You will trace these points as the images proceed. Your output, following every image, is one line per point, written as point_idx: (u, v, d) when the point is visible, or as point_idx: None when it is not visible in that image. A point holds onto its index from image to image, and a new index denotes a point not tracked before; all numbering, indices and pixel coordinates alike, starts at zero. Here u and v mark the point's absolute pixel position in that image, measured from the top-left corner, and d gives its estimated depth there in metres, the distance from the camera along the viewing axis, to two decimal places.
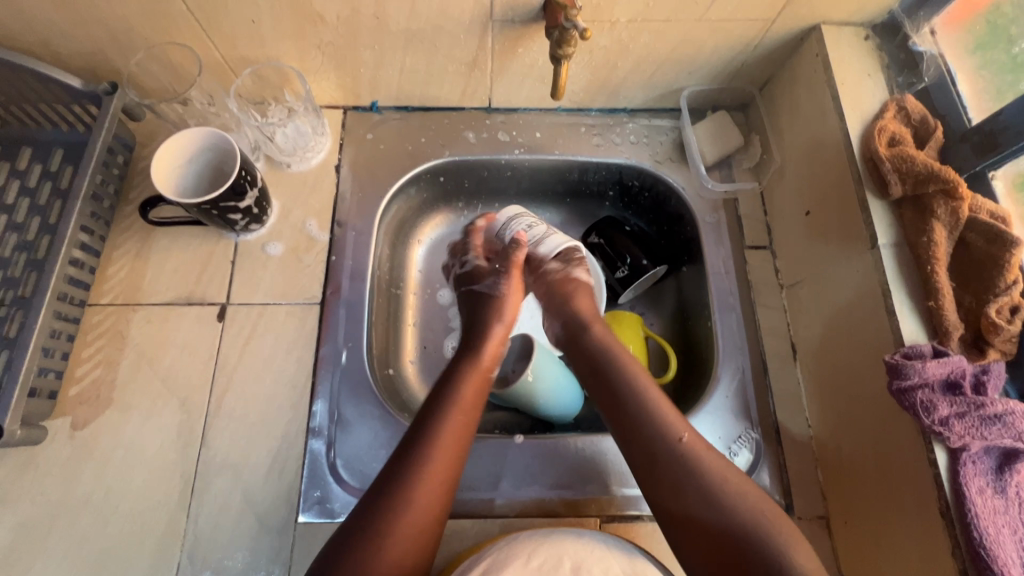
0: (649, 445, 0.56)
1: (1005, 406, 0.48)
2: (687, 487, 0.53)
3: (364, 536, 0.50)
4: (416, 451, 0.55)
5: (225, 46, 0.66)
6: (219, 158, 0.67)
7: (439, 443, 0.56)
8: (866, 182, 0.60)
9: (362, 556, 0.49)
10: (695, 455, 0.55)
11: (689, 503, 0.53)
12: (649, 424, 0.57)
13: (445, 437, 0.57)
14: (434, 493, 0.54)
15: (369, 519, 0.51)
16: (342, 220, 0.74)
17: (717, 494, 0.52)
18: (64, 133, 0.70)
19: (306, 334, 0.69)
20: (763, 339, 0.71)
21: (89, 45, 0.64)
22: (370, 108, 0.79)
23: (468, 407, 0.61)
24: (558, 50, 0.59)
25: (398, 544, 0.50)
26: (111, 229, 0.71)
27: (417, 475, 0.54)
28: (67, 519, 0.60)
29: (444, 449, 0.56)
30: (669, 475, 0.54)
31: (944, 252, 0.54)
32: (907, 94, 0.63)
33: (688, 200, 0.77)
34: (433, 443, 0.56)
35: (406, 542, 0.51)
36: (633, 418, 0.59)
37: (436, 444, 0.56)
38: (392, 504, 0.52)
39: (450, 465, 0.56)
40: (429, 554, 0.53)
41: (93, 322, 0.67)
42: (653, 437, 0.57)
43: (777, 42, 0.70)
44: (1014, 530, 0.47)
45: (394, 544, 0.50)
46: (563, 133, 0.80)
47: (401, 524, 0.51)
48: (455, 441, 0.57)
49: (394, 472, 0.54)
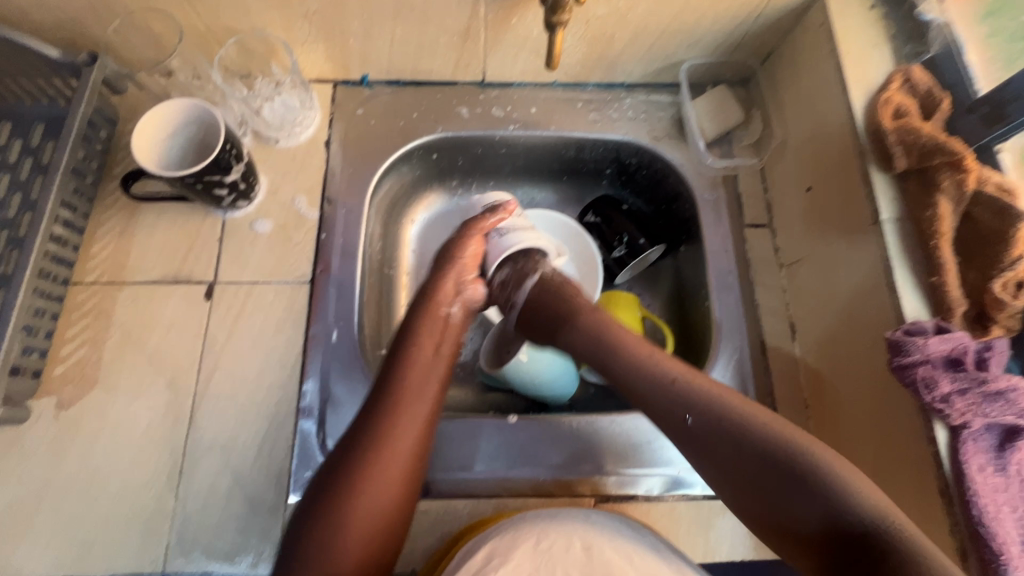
0: (663, 411, 0.55)
1: (1009, 383, 0.46)
2: (708, 434, 0.52)
3: (328, 499, 0.49)
4: (380, 410, 0.54)
5: (208, 14, 0.63)
6: (203, 130, 0.64)
7: (403, 401, 0.55)
8: (869, 156, 0.58)
9: (327, 517, 0.48)
10: (706, 402, 0.53)
11: (719, 454, 0.51)
12: (642, 380, 0.57)
13: (410, 394, 0.55)
14: (402, 452, 0.52)
15: (332, 479, 0.50)
16: (332, 197, 0.72)
17: (746, 435, 0.51)
18: (46, 106, 0.67)
19: (296, 313, 0.67)
20: (761, 319, 0.69)
21: (66, 13, 0.61)
22: (360, 83, 0.77)
23: (434, 363, 0.59)
24: (553, 16, 0.57)
25: (364, 503, 0.49)
26: (95, 206, 0.70)
27: (380, 433, 0.52)
28: (54, 499, 0.59)
29: (410, 406, 0.55)
30: (692, 434, 0.53)
31: (948, 227, 0.53)
32: (913, 65, 0.61)
33: (686, 177, 0.75)
34: (397, 402, 0.54)
35: (373, 500, 0.50)
36: (636, 392, 0.57)
37: (399, 402, 0.54)
38: (355, 464, 0.50)
39: (416, 422, 0.54)
40: (402, 511, 0.52)
41: (77, 301, 0.66)
42: (660, 397, 0.55)
43: (780, 12, 0.68)
44: (1015, 508, 0.46)
45: (359, 503, 0.49)
46: (559, 108, 0.78)
47: (366, 484, 0.50)
48: (421, 399, 0.55)
49: (357, 432, 0.53)
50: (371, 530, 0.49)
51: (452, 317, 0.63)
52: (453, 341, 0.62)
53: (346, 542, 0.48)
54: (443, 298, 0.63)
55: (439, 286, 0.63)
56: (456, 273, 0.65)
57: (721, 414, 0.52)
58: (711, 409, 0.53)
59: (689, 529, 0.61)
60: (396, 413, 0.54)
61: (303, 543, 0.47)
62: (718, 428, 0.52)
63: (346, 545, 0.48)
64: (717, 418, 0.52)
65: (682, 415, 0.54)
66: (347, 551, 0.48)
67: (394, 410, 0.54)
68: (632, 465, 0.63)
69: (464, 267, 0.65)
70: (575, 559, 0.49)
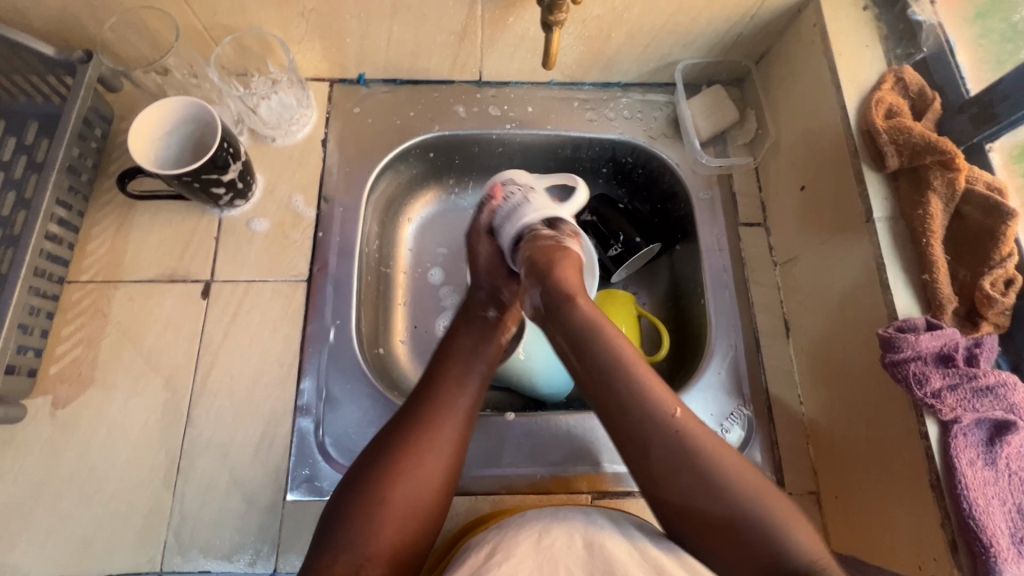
0: (647, 409, 0.52)
1: (997, 378, 0.48)
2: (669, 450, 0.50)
3: (366, 487, 0.51)
4: (421, 405, 0.56)
5: (204, 12, 0.63)
6: (200, 129, 0.64)
7: (444, 396, 0.56)
8: (862, 155, 0.59)
9: (365, 504, 0.50)
10: (669, 414, 0.51)
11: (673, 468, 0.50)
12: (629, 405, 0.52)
13: (454, 390, 0.57)
14: (439, 447, 0.54)
15: (371, 469, 0.52)
16: (329, 196, 0.72)
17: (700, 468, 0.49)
18: (41, 105, 0.66)
19: (293, 312, 0.67)
20: (756, 316, 0.70)
21: (61, 10, 0.61)
22: (357, 81, 0.77)
23: (475, 360, 0.60)
24: (550, 15, 0.58)
25: (401, 493, 0.51)
26: (90, 205, 0.69)
27: (419, 427, 0.54)
28: (50, 498, 0.59)
29: (450, 401, 0.56)
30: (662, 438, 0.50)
31: (939, 225, 0.53)
32: (905, 65, 0.62)
33: (682, 176, 0.76)
34: (437, 397, 0.56)
35: (410, 490, 0.52)
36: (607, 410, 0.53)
37: (442, 398, 0.56)
38: (394, 456, 0.52)
39: (456, 418, 0.56)
40: (436, 506, 0.53)
41: (72, 300, 0.66)
42: (646, 398, 0.52)
43: (774, 13, 0.68)
44: (1003, 501, 0.47)
45: (397, 492, 0.51)
46: (555, 108, 0.78)
47: (404, 475, 0.52)
48: (460, 395, 0.57)
49: (398, 426, 0.55)
50: (406, 519, 0.51)
51: (490, 319, 0.64)
52: (494, 340, 0.62)
53: (382, 529, 0.50)
54: (478, 304, 0.65)
55: (474, 293, 0.66)
56: (486, 277, 0.66)
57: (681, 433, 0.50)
58: (677, 427, 0.51)
59: None
60: (436, 407, 0.56)
61: (341, 526, 0.50)
62: (682, 446, 0.50)
63: (382, 532, 0.50)
64: (679, 435, 0.50)
65: (671, 409, 0.51)
66: (382, 537, 0.50)
67: (435, 405, 0.56)
68: None
69: (489, 272, 0.67)
70: (576, 555, 0.49)
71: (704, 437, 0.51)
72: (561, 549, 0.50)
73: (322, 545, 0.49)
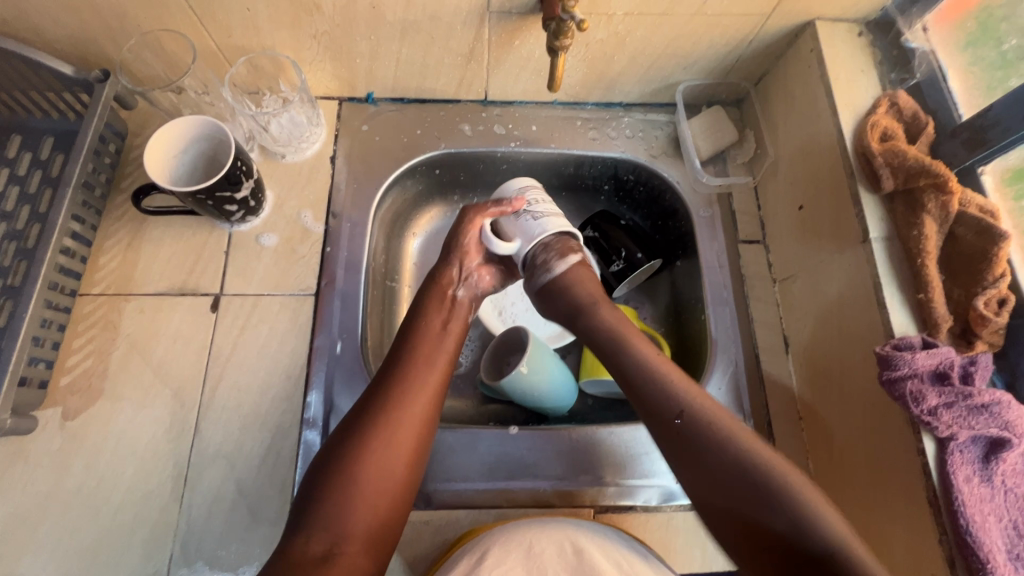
0: (662, 411, 0.54)
1: (992, 397, 0.49)
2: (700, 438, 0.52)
3: (336, 468, 0.52)
4: (388, 387, 0.57)
5: (220, 34, 0.65)
6: (212, 146, 0.66)
7: (414, 378, 0.58)
8: (858, 177, 0.61)
9: (337, 484, 0.51)
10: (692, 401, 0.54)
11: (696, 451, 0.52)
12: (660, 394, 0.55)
13: (421, 370, 0.59)
14: (407, 426, 0.55)
15: (341, 450, 0.53)
16: (337, 211, 0.74)
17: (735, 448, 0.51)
18: (55, 121, 0.68)
19: (301, 325, 0.68)
20: (755, 333, 0.71)
21: (80, 31, 0.63)
22: (366, 100, 0.79)
23: (441, 341, 0.62)
24: (556, 41, 0.59)
25: (372, 472, 0.52)
26: (103, 219, 0.71)
27: (390, 405, 0.55)
28: (58, 508, 0.59)
29: (416, 382, 0.58)
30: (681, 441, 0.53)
31: (934, 245, 0.55)
32: (899, 90, 0.64)
33: (682, 194, 0.77)
34: (404, 378, 0.58)
35: (381, 469, 0.53)
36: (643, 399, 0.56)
37: (409, 377, 0.58)
38: (365, 436, 0.53)
39: (422, 399, 0.57)
40: (407, 486, 0.54)
41: (84, 312, 0.67)
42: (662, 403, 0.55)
43: (772, 38, 0.70)
44: (1000, 517, 0.48)
45: (368, 471, 0.52)
46: (558, 127, 0.80)
47: (373, 454, 0.53)
48: (427, 377, 0.59)
49: (366, 407, 0.56)
50: (378, 496, 0.52)
51: (457, 298, 0.67)
52: (461, 319, 0.66)
53: (354, 508, 0.51)
54: (448, 281, 0.67)
55: (445, 270, 0.67)
56: (459, 261, 0.67)
57: (709, 421, 0.52)
58: (704, 419, 0.53)
59: (686, 540, 0.62)
60: (405, 387, 0.57)
61: (314, 507, 0.50)
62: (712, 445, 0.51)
63: (355, 511, 0.51)
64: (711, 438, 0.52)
65: (674, 414, 0.54)
66: (355, 515, 0.51)
67: (403, 386, 0.57)
68: (630, 476, 0.64)
69: (468, 255, 0.67)
70: (565, 563, 0.51)
71: (726, 437, 0.51)
72: (552, 556, 0.52)
73: (296, 528, 0.50)
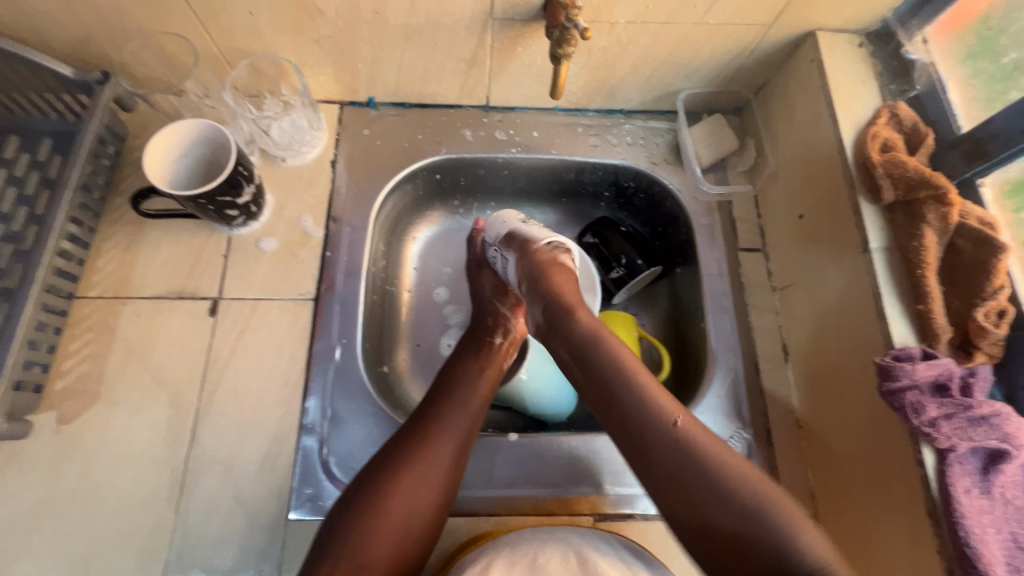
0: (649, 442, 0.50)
1: (991, 409, 0.49)
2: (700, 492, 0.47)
3: (370, 496, 0.52)
4: (425, 420, 0.58)
5: (221, 38, 0.65)
6: (212, 151, 0.66)
7: (449, 414, 0.59)
8: (859, 187, 0.61)
9: (367, 511, 0.51)
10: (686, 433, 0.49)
11: (684, 492, 0.47)
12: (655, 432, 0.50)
13: (456, 407, 0.59)
14: (441, 461, 0.56)
15: (376, 479, 0.53)
16: (337, 216, 0.73)
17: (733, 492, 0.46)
18: (55, 122, 0.67)
19: (300, 330, 0.68)
20: (756, 341, 0.71)
21: (81, 33, 0.62)
22: (367, 104, 0.79)
23: (479, 382, 0.62)
24: (558, 49, 0.60)
25: (404, 502, 0.53)
26: (101, 222, 0.70)
27: (425, 439, 0.56)
28: (52, 514, 0.59)
29: (454, 417, 0.59)
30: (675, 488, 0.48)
31: (934, 256, 0.55)
32: (900, 101, 0.64)
33: (682, 202, 0.78)
34: (441, 413, 0.59)
35: (412, 499, 0.53)
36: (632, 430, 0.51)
37: (444, 412, 0.59)
38: (397, 468, 0.54)
39: (459, 432, 0.58)
40: (435, 521, 0.54)
41: (80, 315, 0.66)
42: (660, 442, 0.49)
43: (773, 48, 0.71)
44: (999, 529, 0.48)
45: (399, 499, 0.52)
46: (560, 133, 0.80)
47: (406, 484, 0.53)
48: (464, 412, 0.59)
49: (404, 438, 0.57)
50: (405, 530, 0.52)
51: (496, 344, 0.65)
52: (498, 366, 0.64)
53: (382, 536, 0.51)
54: (485, 331, 0.67)
55: (480, 321, 0.68)
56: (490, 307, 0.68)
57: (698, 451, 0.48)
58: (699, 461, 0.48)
59: (686, 548, 0.62)
60: (441, 422, 0.58)
61: (342, 531, 0.50)
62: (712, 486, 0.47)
63: (382, 537, 0.51)
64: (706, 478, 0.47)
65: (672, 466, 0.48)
66: (380, 544, 0.50)
67: (439, 419, 0.58)
68: (630, 484, 0.64)
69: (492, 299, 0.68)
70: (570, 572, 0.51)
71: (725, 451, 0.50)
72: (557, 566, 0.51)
73: (321, 548, 0.50)
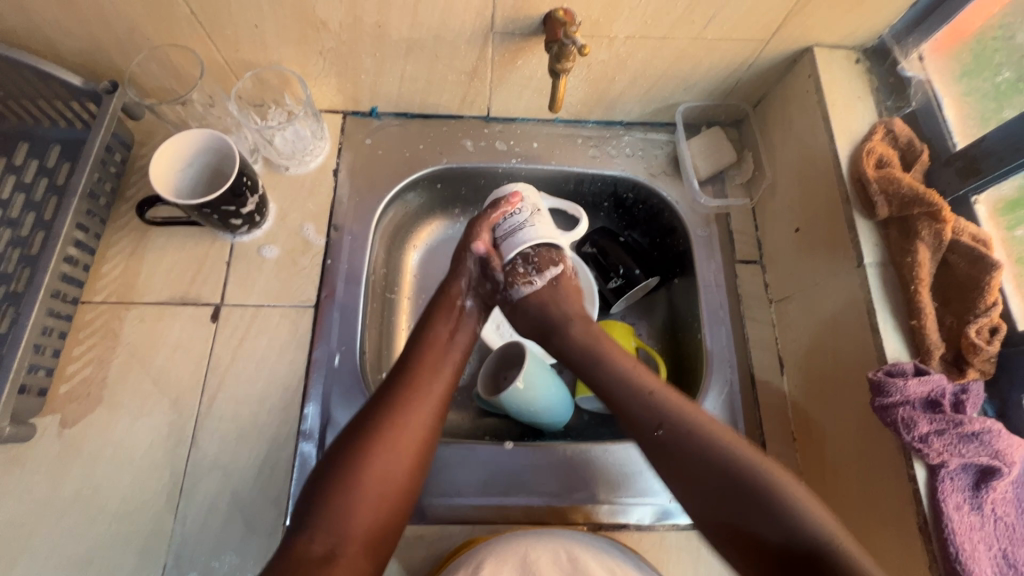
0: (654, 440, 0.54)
1: (981, 425, 0.49)
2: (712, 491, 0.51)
3: (343, 470, 0.52)
4: (395, 393, 0.57)
5: (227, 48, 0.66)
6: (217, 158, 0.67)
7: (418, 386, 0.58)
8: (853, 202, 0.61)
9: (341, 484, 0.52)
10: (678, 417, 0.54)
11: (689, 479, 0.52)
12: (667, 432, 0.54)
13: (426, 378, 0.59)
14: (411, 433, 0.55)
15: (343, 455, 0.53)
16: (338, 224, 0.74)
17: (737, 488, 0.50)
18: (64, 130, 0.69)
19: (300, 337, 0.69)
20: (751, 354, 0.72)
21: (91, 44, 0.64)
22: (370, 114, 0.80)
23: (449, 350, 0.62)
24: (558, 64, 0.61)
25: (374, 478, 0.53)
26: (107, 228, 0.72)
27: (395, 410, 0.56)
28: (54, 516, 0.60)
29: (424, 388, 0.58)
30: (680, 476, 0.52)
31: (927, 273, 0.55)
32: (895, 117, 0.65)
33: (680, 213, 0.78)
34: (411, 386, 0.58)
35: (380, 476, 0.53)
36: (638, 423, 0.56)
37: (413, 385, 0.58)
38: (368, 439, 0.54)
39: (432, 403, 0.58)
40: (409, 491, 0.55)
41: (86, 320, 0.67)
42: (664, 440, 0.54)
43: (771, 63, 0.71)
44: (988, 546, 0.48)
45: (370, 472, 0.53)
46: (559, 144, 0.81)
47: (377, 458, 0.53)
48: (434, 383, 0.59)
49: (373, 411, 0.56)
50: (379, 503, 0.52)
51: (467, 309, 0.66)
52: (469, 329, 0.66)
53: (358, 508, 0.51)
54: (456, 292, 0.66)
55: (453, 282, 0.67)
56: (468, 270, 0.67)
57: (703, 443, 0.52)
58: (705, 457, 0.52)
59: (679, 559, 0.62)
60: (410, 399, 0.57)
61: (315, 508, 0.51)
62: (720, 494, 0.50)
63: (358, 511, 0.51)
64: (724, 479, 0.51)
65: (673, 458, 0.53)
66: (356, 516, 0.51)
67: (409, 390, 0.58)
68: (623, 495, 0.64)
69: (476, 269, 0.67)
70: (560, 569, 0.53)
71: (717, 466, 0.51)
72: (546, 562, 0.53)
73: (300, 524, 0.51)
